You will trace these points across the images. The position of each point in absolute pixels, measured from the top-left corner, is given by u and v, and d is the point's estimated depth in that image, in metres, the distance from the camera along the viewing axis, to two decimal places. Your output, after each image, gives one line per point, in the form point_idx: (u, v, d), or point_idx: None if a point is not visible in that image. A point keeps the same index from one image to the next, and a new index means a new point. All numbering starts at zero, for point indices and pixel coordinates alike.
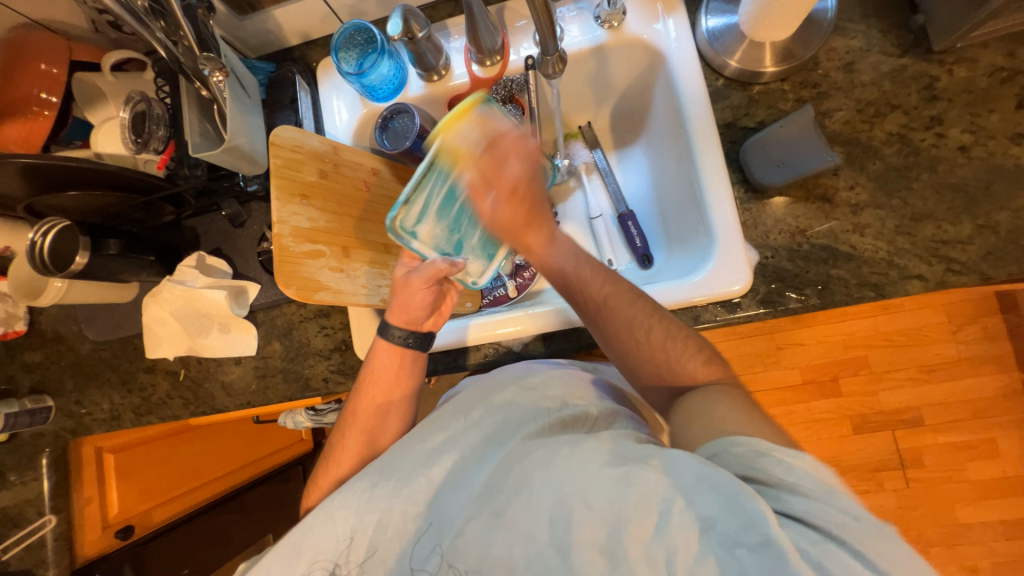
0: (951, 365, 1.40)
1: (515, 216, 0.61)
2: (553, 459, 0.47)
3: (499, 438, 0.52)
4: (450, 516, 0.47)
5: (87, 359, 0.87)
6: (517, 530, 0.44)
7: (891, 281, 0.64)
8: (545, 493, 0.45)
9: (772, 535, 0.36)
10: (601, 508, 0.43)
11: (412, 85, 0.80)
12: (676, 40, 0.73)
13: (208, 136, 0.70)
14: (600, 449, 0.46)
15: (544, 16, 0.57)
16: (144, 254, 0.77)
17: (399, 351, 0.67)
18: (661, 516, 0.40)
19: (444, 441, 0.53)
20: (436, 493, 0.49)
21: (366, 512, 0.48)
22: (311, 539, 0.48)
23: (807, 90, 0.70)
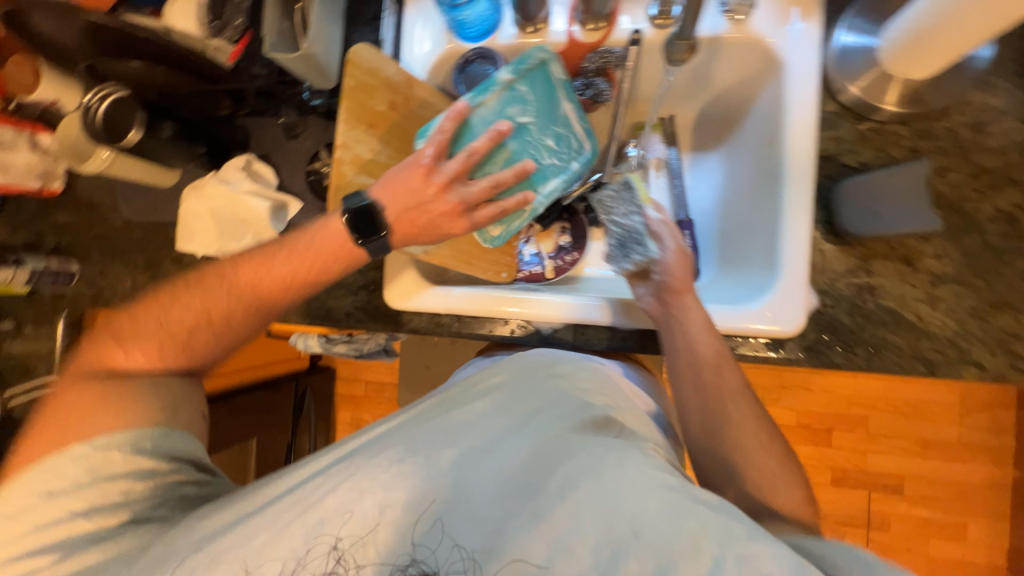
0: (950, 445, 1.38)
1: (683, 278, 0.62)
2: (599, 470, 0.45)
3: (535, 429, 0.51)
4: (484, 512, 0.45)
5: (117, 235, 0.86)
6: (561, 541, 0.42)
7: (948, 362, 0.62)
8: (589, 510, 0.43)
9: None
10: (651, 539, 0.41)
11: (503, 32, 0.74)
12: (801, 51, 0.66)
13: (284, 38, 0.65)
14: (648, 466, 0.46)
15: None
16: (196, 144, 0.76)
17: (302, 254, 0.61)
18: (714, 564, 0.39)
19: (469, 423, 0.52)
20: (466, 478, 0.47)
21: (397, 488, 0.46)
22: (334, 501, 0.46)
23: (926, 141, 0.65)
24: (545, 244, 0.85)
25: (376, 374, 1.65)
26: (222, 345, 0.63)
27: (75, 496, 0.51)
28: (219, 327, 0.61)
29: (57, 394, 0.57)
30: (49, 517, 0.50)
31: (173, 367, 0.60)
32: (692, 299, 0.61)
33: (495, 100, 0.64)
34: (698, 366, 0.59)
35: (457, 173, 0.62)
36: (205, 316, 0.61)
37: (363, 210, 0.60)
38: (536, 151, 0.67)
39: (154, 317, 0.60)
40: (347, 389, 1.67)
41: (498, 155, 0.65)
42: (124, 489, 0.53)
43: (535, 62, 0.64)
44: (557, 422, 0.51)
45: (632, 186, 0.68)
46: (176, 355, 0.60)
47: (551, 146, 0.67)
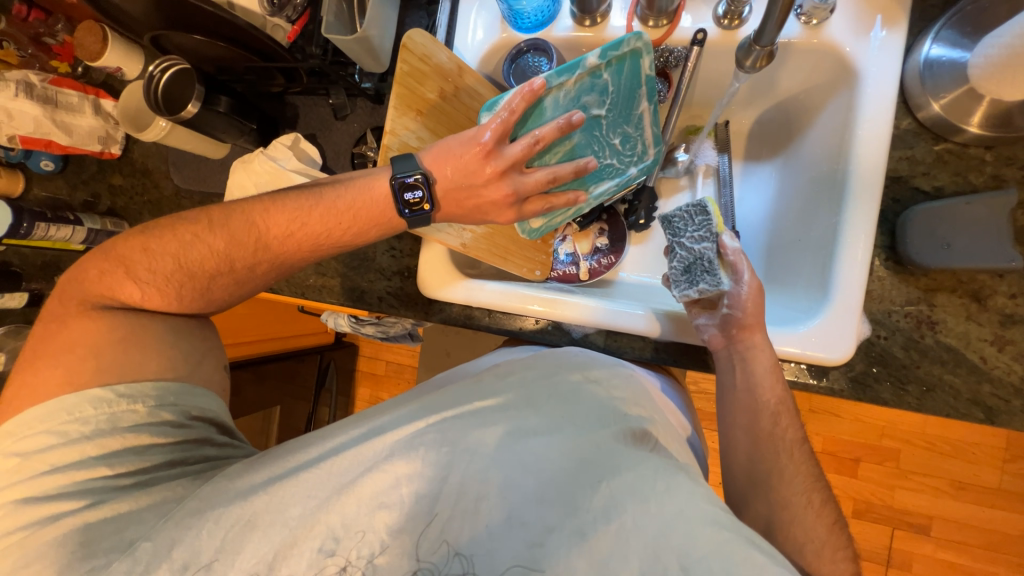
0: (986, 490, 1.30)
1: (757, 312, 0.60)
2: (644, 489, 0.43)
3: (574, 434, 0.49)
4: (523, 520, 0.44)
5: (167, 202, 0.89)
6: (603, 562, 0.41)
7: (1009, 410, 0.57)
8: (631, 532, 0.41)
9: None
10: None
11: (560, 24, 0.72)
12: (882, 62, 0.62)
13: (341, 19, 0.66)
14: (697, 498, 0.43)
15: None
16: (247, 121, 0.77)
17: (328, 213, 0.61)
18: None
19: (505, 415, 0.51)
20: (504, 480, 0.46)
21: (435, 478, 0.47)
22: (370, 486, 0.47)
23: (1011, 169, 0.60)
24: (581, 245, 0.83)
25: (397, 355, 1.68)
26: (239, 291, 0.64)
27: (95, 441, 0.52)
28: (238, 275, 0.62)
29: (74, 321, 0.57)
30: (66, 459, 0.50)
31: (189, 307, 0.62)
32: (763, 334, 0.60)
33: (574, 85, 0.59)
34: (757, 409, 0.58)
35: (517, 160, 0.60)
36: (226, 262, 0.61)
37: (411, 181, 0.59)
38: (600, 147, 0.66)
39: (171, 255, 0.60)
40: (367, 367, 1.71)
41: (560, 146, 0.64)
42: (142, 441, 0.54)
43: (627, 50, 0.59)
44: (598, 433, 0.49)
45: (708, 209, 0.63)
46: (192, 296, 0.61)
47: (616, 147, 0.67)
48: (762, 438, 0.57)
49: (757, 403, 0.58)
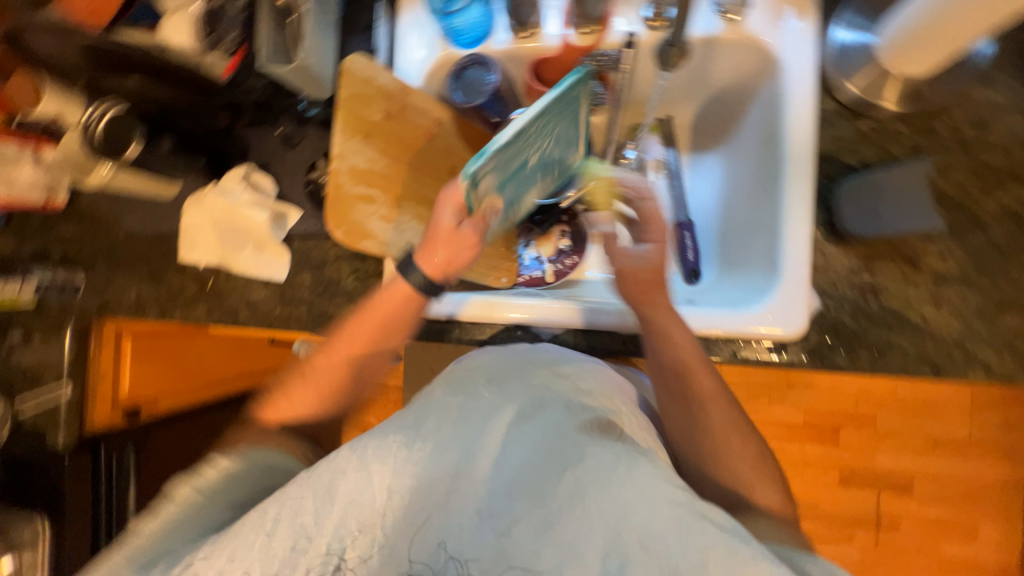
0: (959, 443, 1.36)
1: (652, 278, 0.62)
2: (609, 476, 0.44)
3: (542, 429, 0.50)
4: (494, 510, 0.46)
5: (121, 246, 0.87)
6: (568, 545, 0.43)
7: (953, 363, 0.61)
8: (593, 517, 0.43)
9: None
10: (658, 554, 0.40)
11: (497, 38, 0.74)
12: (800, 49, 0.66)
13: (281, 49, 0.66)
14: (658, 476, 0.44)
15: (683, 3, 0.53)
16: (197, 157, 0.78)
17: (407, 296, 0.62)
18: None
19: (479, 416, 0.52)
20: (474, 473, 0.48)
21: (406, 475, 0.47)
22: (347, 485, 0.47)
23: (927, 139, 0.64)
24: (545, 248, 0.84)
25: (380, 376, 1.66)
26: (347, 400, 0.66)
27: (204, 499, 0.52)
28: (335, 396, 0.65)
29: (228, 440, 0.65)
30: (170, 518, 0.51)
31: (312, 422, 0.65)
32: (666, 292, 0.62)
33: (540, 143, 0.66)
34: (678, 375, 0.59)
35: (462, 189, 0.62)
36: (337, 377, 0.64)
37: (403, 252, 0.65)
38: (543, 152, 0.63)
39: (297, 377, 0.66)
40: None
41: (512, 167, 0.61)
42: (240, 494, 0.54)
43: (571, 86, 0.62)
44: (565, 421, 0.51)
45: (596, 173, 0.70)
46: (313, 413, 0.65)
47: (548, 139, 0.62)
48: (688, 400, 0.59)
49: (687, 368, 0.59)
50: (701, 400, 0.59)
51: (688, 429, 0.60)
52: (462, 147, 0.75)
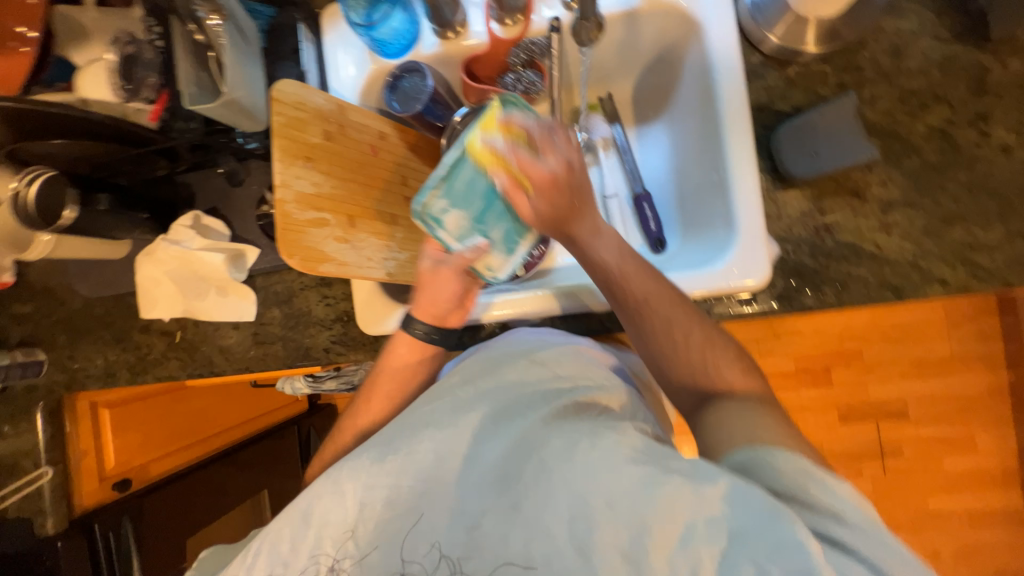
0: (944, 361, 1.40)
1: (561, 212, 0.56)
2: (574, 451, 0.47)
3: (513, 422, 0.52)
4: (469, 503, 0.49)
5: (78, 315, 0.84)
6: (536, 523, 0.46)
7: (912, 284, 0.63)
8: (560, 491, 0.46)
9: (812, 563, 0.36)
10: (621, 512, 0.43)
11: (425, 42, 0.75)
12: (715, 9, 0.68)
13: (205, 86, 0.65)
14: (622, 443, 0.46)
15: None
16: (138, 211, 0.75)
17: (419, 346, 0.65)
18: (687, 528, 0.41)
19: (452, 419, 0.54)
20: (450, 472, 0.51)
21: (379, 488, 0.51)
22: (321, 508, 0.51)
23: (850, 75, 0.66)
24: None
25: None
26: None
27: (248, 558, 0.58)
28: None
29: None
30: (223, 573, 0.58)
31: None
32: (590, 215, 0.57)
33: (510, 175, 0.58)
34: (615, 288, 0.58)
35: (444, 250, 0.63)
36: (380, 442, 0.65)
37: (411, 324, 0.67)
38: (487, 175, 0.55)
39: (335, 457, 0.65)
40: None
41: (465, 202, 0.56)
42: None
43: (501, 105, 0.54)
44: (536, 408, 0.53)
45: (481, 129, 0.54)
46: None
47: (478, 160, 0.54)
48: (631, 312, 0.58)
49: (617, 274, 0.58)
50: (645, 305, 0.57)
51: (650, 349, 0.59)
52: (408, 156, 0.75)
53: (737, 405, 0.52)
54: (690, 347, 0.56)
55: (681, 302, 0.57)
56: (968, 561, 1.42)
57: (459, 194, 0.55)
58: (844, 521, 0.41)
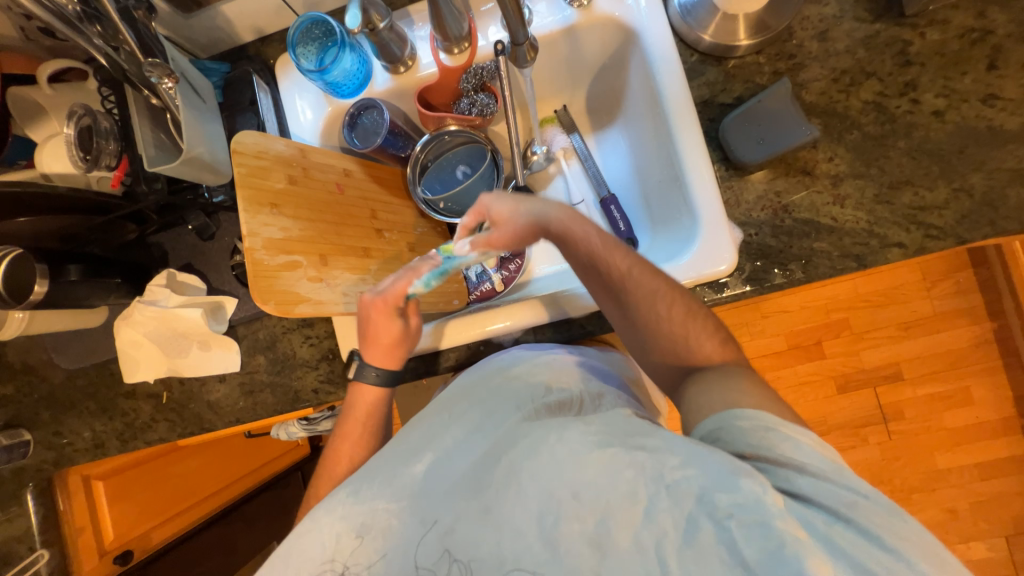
0: (929, 320, 1.43)
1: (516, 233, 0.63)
2: (541, 448, 0.49)
3: (484, 431, 0.55)
4: (443, 511, 0.49)
5: (61, 389, 0.83)
6: (508, 523, 0.47)
7: (872, 250, 0.65)
8: (529, 487, 0.48)
9: (765, 512, 0.39)
10: (588, 498, 0.46)
11: (378, 79, 0.77)
12: (648, 14, 0.71)
13: (164, 147, 0.67)
14: (585, 434, 0.49)
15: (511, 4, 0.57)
16: (110, 277, 0.74)
17: (380, 389, 0.68)
18: (649, 503, 0.43)
19: (425, 439, 0.56)
20: (423, 488, 0.51)
21: (355, 516, 0.50)
22: (300, 549, 0.50)
23: (783, 62, 0.70)
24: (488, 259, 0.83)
25: None
26: None
27: None
28: None
29: None
30: None
31: None
32: (529, 206, 0.63)
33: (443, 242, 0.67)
34: (592, 263, 0.59)
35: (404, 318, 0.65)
36: None
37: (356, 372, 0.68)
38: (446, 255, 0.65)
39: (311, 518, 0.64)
40: None
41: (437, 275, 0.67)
42: None
43: None
44: (508, 415, 0.55)
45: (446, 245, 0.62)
46: None
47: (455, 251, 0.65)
48: (613, 284, 0.59)
49: (595, 258, 0.59)
50: (624, 276, 0.58)
51: (629, 323, 0.60)
52: (377, 189, 0.78)
53: (713, 375, 0.53)
54: (674, 321, 0.58)
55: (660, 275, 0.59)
56: (988, 517, 1.41)
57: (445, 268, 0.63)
58: (806, 471, 0.42)
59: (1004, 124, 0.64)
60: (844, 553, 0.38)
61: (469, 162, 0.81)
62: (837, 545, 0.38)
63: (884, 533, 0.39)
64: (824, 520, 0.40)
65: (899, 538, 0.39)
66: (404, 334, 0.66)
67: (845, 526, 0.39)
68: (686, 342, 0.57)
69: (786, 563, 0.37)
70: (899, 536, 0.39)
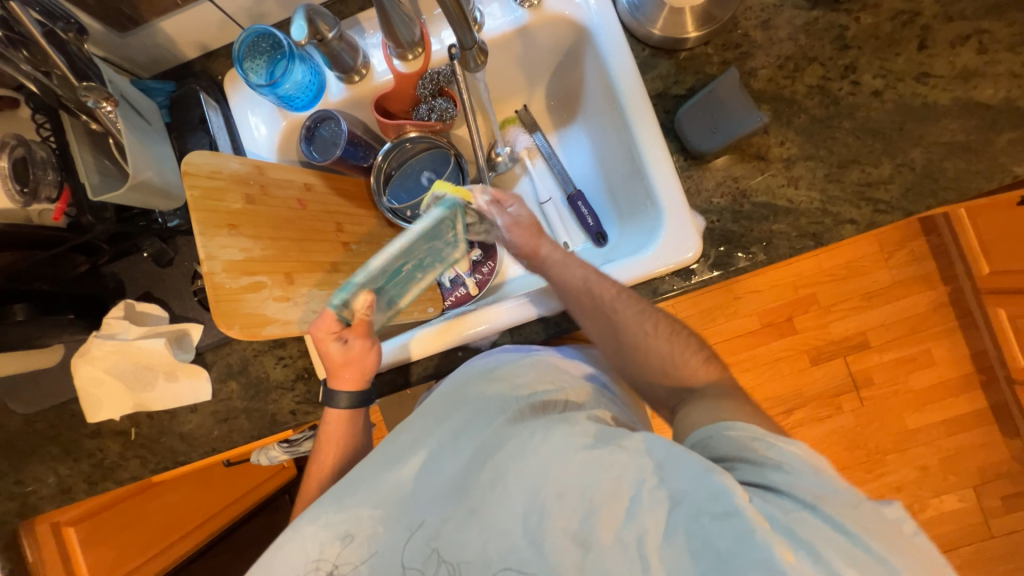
0: (888, 289, 1.50)
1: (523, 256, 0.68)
2: (526, 450, 0.50)
3: (471, 433, 0.54)
4: (428, 514, 0.49)
5: (19, 435, 0.79)
6: (493, 524, 0.47)
7: (827, 228, 0.68)
8: (512, 488, 0.48)
9: (737, 505, 0.40)
10: (571, 496, 0.46)
11: (332, 89, 0.76)
12: (598, 12, 0.72)
13: (109, 173, 0.65)
14: (572, 434, 0.50)
15: (458, 15, 0.57)
16: (62, 313, 0.70)
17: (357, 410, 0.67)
18: (632, 500, 0.44)
19: (414, 442, 0.55)
20: (408, 496, 0.51)
21: (338, 524, 0.50)
22: (280, 559, 0.49)
23: (730, 52, 0.72)
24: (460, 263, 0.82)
25: None
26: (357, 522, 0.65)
27: None
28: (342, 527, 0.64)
29: None
30: None
31: None
32: (547, 245, 0.67)
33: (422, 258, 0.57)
34: (580, 294, 0.63)
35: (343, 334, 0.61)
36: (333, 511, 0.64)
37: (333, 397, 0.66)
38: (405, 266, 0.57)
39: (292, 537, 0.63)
40: None
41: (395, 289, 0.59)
42: None
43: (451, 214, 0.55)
44: (494, 418, 0.55)
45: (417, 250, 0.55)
46: None
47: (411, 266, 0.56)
48: (604, 314, 0.62)
49: (584, 287, 0.63)
50: (610, 303, 0.62)
51: (623, 354, 0.63)
52: (340, 202, 0.76)
53: (699, 402, 0.55)
54: (659, 336, 0.61)
55: (641, 302, 0.63)
56: (957, 469, 1.49)
57: (374, 279, 0.53)
58: (784, 469, 0.44)
59: (937, 100, 0.67)
60: (808, 544, 0.39)
61: (434, 168, 0.81)
62: (805, 534, 0.39)
63: (849, 523, 0.40)
64: (793, 509, 0.41)
65: (865, 528, 0.40)
66: (347, 356, 0.63)
67: (812, 515, 0.41)
68: (673, 360, 0.60)
69: (757, 548, 0.38)
70: (867, 528, 0.40)
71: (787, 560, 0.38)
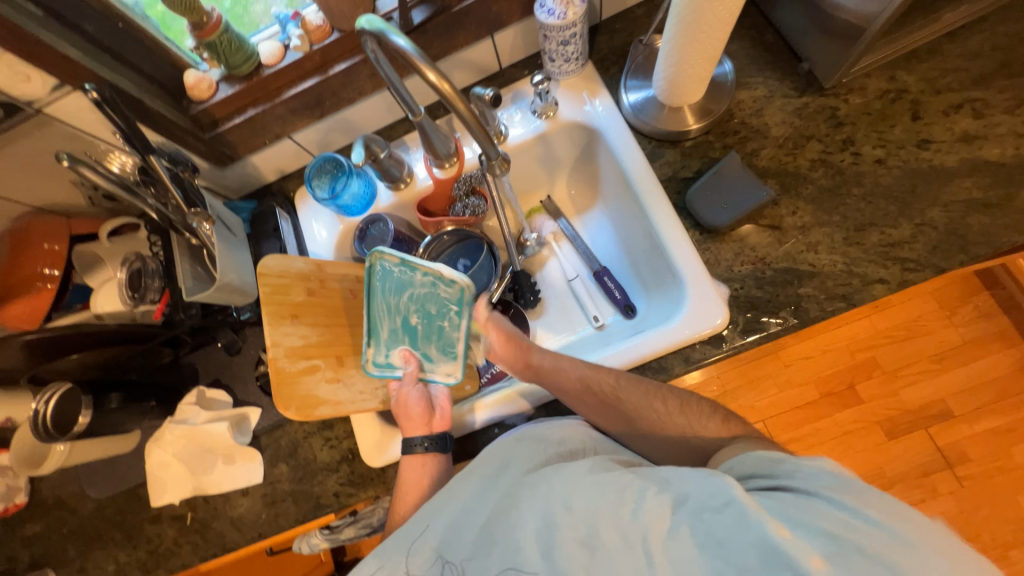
0: (959, 349, 1.38)
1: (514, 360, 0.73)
2: (543, 480, 0.54)
3: (495, 474, 0.58)
4: (457, 546, 0.53)
5: (89, 521, 0.84)
6: (508, 544, 0.51)
7: (857, 289, 0.68)
8: (531, 511, 0.52)
9: (734, 494, 0.44)
10: (580, 508, 0.50)
11: (382, 196, 0.89)
12: (605, 116, 0.83)
13: (199, 278, 0.77)
14: (582, 462, 0.54)
15: (482, 135, 0.66)
16: (145, 399, 0.82)
17: (422, 459, 0.67)
18: (636, 503, 0.48)
19: (441, 497, 0.58)
20: (440, 541, 0.54)
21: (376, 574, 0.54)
22: None
23: (730, 137, 0.79)
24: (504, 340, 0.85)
25: None
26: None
27: None
28: None
29: None
30: None
31: None
32: (537, 355, 0.72)
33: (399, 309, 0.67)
34: (580, 395, 0.67)
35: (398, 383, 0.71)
36: None
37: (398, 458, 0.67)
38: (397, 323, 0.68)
39: None
40: None
41: (412, 337, 0.69)
42: None
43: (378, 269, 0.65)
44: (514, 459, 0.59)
45: (381, 305, 0.66)
46: None
47: (398, 321, 0.67)
48: (609, 402, 0.66)
49: (581, 384, 0.68)
50: (613, 393, 0.66)
51: (639, 436, 0.66)
52: None
53: (722, 451, 0.58)
54: (671, 412, 0.65)
55: (646, 389, 0.66)
56: None
57: (388, 339, 0.68)
58: (796, 473, 0.48)
59: (943, 163, 0.70)
60: (819, 528, 0.42)
61: (468, 257, 0.89)
62: (813, 517, 0.43)
63: (848, 498, 0.43)
64: (802, 501, 0.45)
65: (882, 511, 0.42)
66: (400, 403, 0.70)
67: (822, 502, 0.44)
68: (694, 431, 0.63)
69: (755, 527, 0.42)
70: (885, 512, 0.42)
71: (781, 535, 0.41)
